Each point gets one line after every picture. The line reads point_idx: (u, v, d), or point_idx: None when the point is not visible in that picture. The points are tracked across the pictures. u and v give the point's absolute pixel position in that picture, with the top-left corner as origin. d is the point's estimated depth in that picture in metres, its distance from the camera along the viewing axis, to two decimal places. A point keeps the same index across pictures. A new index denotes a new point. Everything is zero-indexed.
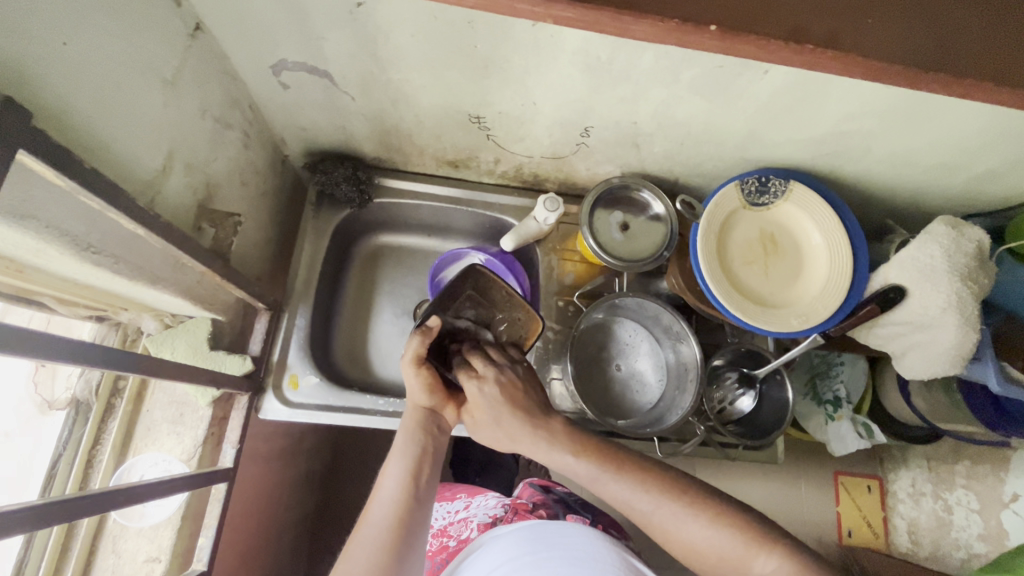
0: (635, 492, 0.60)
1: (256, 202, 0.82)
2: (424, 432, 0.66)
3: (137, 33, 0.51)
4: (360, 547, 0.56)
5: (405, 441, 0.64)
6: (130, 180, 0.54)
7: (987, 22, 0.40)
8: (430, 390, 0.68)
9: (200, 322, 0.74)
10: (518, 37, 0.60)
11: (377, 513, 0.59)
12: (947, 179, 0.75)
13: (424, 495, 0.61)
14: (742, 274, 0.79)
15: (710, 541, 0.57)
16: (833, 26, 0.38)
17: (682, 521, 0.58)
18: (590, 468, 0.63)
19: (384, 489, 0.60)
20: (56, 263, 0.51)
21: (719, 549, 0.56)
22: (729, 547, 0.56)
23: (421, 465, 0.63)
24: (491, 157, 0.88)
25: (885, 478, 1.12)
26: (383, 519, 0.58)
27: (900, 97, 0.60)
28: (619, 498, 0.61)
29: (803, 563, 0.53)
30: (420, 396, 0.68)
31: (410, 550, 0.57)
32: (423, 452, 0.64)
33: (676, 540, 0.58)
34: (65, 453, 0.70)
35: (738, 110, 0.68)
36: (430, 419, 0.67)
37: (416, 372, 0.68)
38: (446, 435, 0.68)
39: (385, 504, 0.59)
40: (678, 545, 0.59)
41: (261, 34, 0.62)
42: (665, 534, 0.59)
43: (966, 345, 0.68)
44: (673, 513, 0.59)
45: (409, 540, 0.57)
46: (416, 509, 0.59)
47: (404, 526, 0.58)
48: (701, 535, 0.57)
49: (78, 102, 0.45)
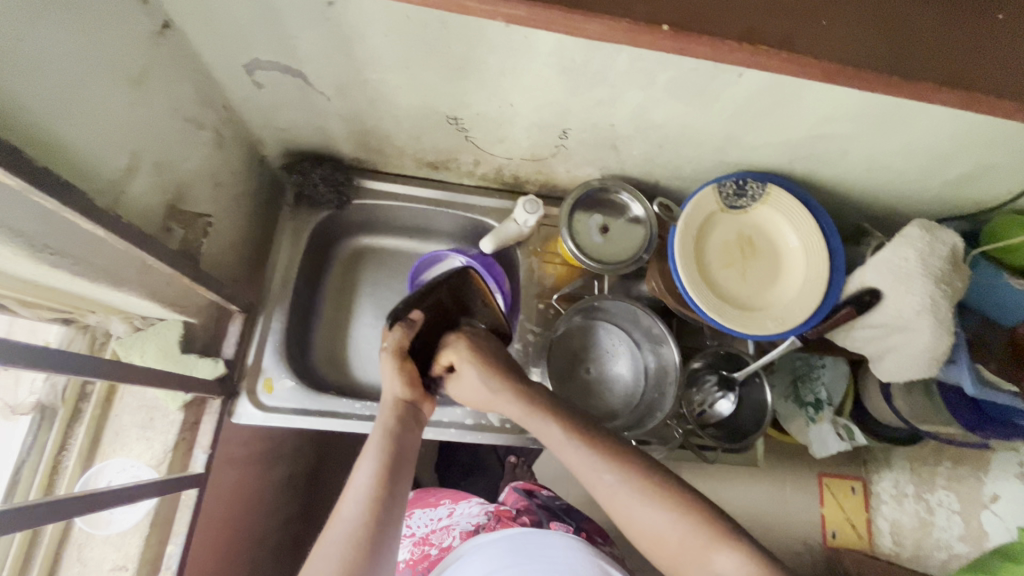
0: (600, 464, 0.60)
1: (231, 203, 0.81)
2: (399, 428, 0.65)
3: (99, 31, 0.50)
4: (331, 544, 0.54)
5: (380, 436, 0.64)
6: (92, 181, 0.52)
7: (947, 25, 0.40)
8: (409, 381, 0.70)
9: (172, 325, 0.73)
10: (492, 38, 0.59)
11: (350, 508, 0.56)
12: (923, 183, 0.76)
13: (398, 489, 0.59)
14: (720, 277, 0.79)
15: (670, 526, 0.56)
16: (793, 28, 0.38)
17: (643, 504, 0.57)
18: (561, 433, 0.64)
19: (356, 484, 0.58)
20: (12, 264, 0.50)
21: (677, 536, 0.55)
22: (688, 536, 0.55)
23: (396, 461, 0.61)
24: (471, 158, 0.87)
25: (869, 479, 1.12)
26: (356, 515, 0.56)
27: (873, 101, 0.61)
28: (585, 469, 0.61)
29: (762, 562, 0.52)
30: (400, 389, 0.69)
31: (385, 546, 0.55)
32: (398, 448, 0.63)
33: (634, 523, 0.57)
34: (29, 459, 0.68)
35: (714, 113, 0.68)
36: (408, 410, 0.69)
37: (397, 364, 0.70)
38: (420, 431, 0.68)
39: (358, 500, 0.57)
40: (637, 529, 0.57)
41: (231, 33, 0.61)
42: (623, 515, 0.58)
43: (941, 348, 0.68)
44: (634, 492, 0.58)
45: (383, 537, 0.55)
46: (390, 505, 0.57)
47: (377, 521, 0.55)
48: (659, 520, 0.56)
49: (33, 100, 0.44)
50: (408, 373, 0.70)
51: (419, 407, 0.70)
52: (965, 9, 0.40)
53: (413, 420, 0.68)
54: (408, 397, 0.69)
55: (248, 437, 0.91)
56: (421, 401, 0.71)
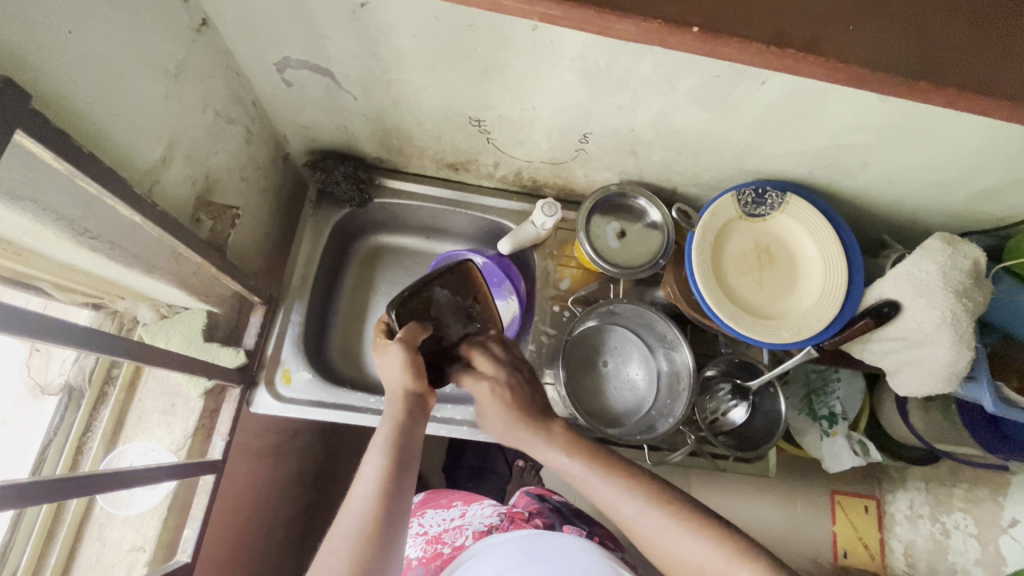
0: (622, 494, 0.61)
1: (256, 198, 0.83)
2: (407, 422, 0.65)
3: (143, 26, 0.52)
4: (340, 539, 0.55)
5: (388, 432, 0.63)
6: (129, 169, 0.55)
7: (972, 34, 0.40)
8: (418, 373, 0.68)
9: (196, 313, 0.75)
10: (517, 41, 0.60)
11: (358, 503, 0.57)
12: (945, 196, 0.75)
13: (403, 484, 0.59)
14: (736, 284, 0.79)
15: (693, 551, 0.56)
16: (817, 31, 0.39)
17: (669, 534, 0.58)
18: (580, 468, 0.64)
19: (363, 479, 0.59)
20: (52, 246, 0.52)
21: (700, 561, 0.56)
22: (710, 560, 0.55)
23: (403, 458, 0.61)
24: (491, 160, 0.89)
25: (882, 498, 1.10)
26: (365, 511, 0.56)
27: (898, 110, 0.61)
28: (605, 500, 0.62)
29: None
30: (409, 381, 0.68)
31: (391, 542, 0.55)
32: (405, 444, 0.62)
33: (665, 550, 0.58)
34: (55, 440, 0.70)
35: (735, 121, 0.68)
36: (414, 404, 0.67)
37: (408, 357, 0.68)
38: (425, 424, 0.67)
39: (365, 494, 0.57)
40: (659, 554, 0.58)
41: (265, 31, 0.63)
42: (642, 539, 0.60)
43: (960, 363, 0.67)
44: (653, 519, 0.59)
45: (391, 534, 0.56)
46: (398, 501, 0.58)
47: (386, 516, 0.56)
48: (680, 544, 0.57)
49: (78, 90, 0.46)
50: (417, 366, 0.68)
51: (426, 398, 0.69)
52: (989, 22, 0.41)
53: (419, 411, 0.67)
54: (416, 389, 0.68)
55: (263, 429, 0.92)
56: (427, 393, 0.69)
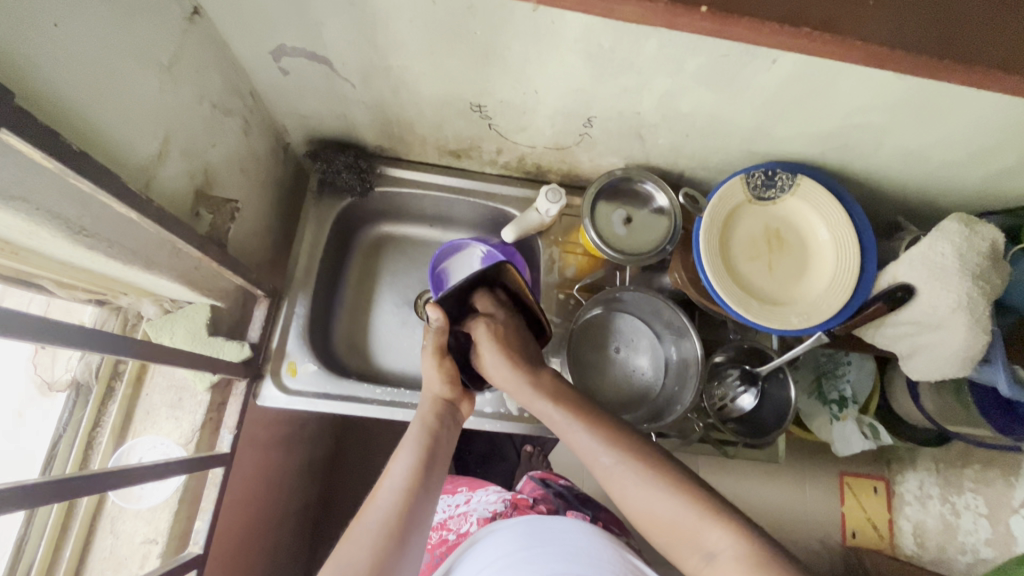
0: (599, 446, 0.62)
1: (256, 189, 0.82)
2: (436, 426, 0.70)
3: (133, 17, 0.50)
4: (363, 528, 0.57)
5: (418, 431, 0.68)
6: (125, 166, 0.54)
7: (990, 14, 0.40)
8: (448, 380, 0.74)
9: (200, 308, 0.74)
10: (517, 25, 0.58)
11: (385, 495, 0.60)
12: (964, 175, 0.73)
13: (431, 485, 0.63)
14: (745, 270, 0.77)
15: (667, 507, 0.56)
16: (833, 9, 0.38)
17: (639, 486, 0.58)
18: (565, 417, 0.67)
19: (393, 474, 0.63)
20: (49, 245, 0.51)
21: (673, 517, 0.55)
22: (681, 516, 0.55)
23: (433, 458, 0.65)
24: (494, 147, 0.87)
25: (892, 479, 1.09)
26: (391, 503, 0.59)
27: (916, 88, 0.58)
28: (586, 449, 0.63)
29: (756, 541, 0.51)
30: (438, 387, 0.74)
31: (410, 541, 0.58)
32: (433, 445, 0.67)
33: (632, 503, 0.58)
34: (65, 434, 0.71)
35: (744, 101, 0.66)
36: (446, 412, 0.73)
37: (438, 364, 0.75)
38: (456, 431, 0.72)
39: (393, 489, 0.61)
40: (636, 511, 0.58)
41: (259, 19, 0.61)
42: (625, 500, 0.59)
43: (976, 347, 0.66)
44: (632, 472, 0.59)
45: (413, 526, 0.59)
46: (424, 496, 0.61)
47: (411, 509, 0.59)
48: (653, 500, 0.57)
49: (68, 86, 0.45)
50: (446, 371, 0.75)
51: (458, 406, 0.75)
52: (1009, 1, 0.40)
53: (451, 419, 0.73)
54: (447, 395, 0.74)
55: (273, 420, 0.93)
56: (460, 400, 0.76)
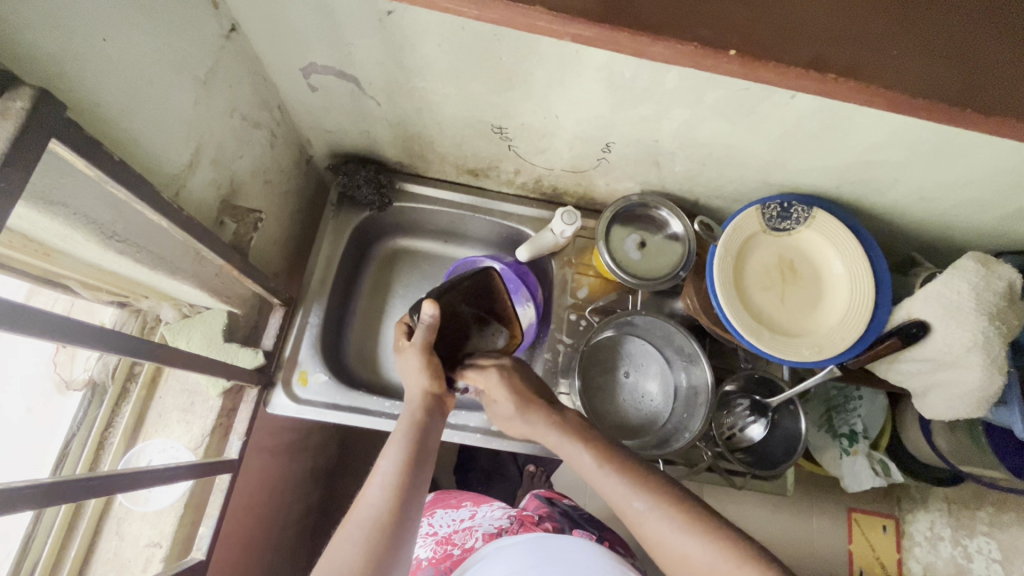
0: (630, 490, 0.60)
1: (278, 200, 0.84)
2: (426, 421, 0.66)
3: (174, 33, 0.52)
4: (356, 527, 0.54)
5: (407, 427, 0.65)
6: (157, 174, 0.55)
7: (1006, 66, 0.41)
8: (436, 374, 0.69)
9: (217, 314, 0.75)
10: (543, 52, 0.60)
11: (375, 493, 0.57)
12: (982, 214, 0.72)
13: (420, 480, 0.60)
14: (757, 300, 0.77)
15: (702, 553, 0.55)
16: (854, 57, 0.39)
17: (677, 533, 0.57)
18: (592, 460, 0.64)
19: (381, 471, 0.59)
20: (81, 249, 0.53)
21: (706, 562, 0.55)
22: (716, 563, 0.54)
23: (421, 455, 0.62)
24: (512, 168, 0.88)
25: (901, 518, 1.07)
26: (381, 501, 0.56)
27: (933, 129, 0.59)
28: (615, 493, 0.61)
29: None
30: (426, 381, 0.69)
31: (402, 540, 0.55)
32: (421, 441, 0.64)
33: (669, 548, 0.57)
34: (79, 433, 0.72)
35: (763, 134, 0.67)
36: (433, 403, 0.69)
37: (426, 361, 0.69)
38: (443, 425, 0.69)
39: (383, 485, 0.58)
40: (667, 554, 0.57)
41: (293, 38, 0.63)
42: (656, 543, 0.58)
43: (991, 389, 0.65)
44: (666, 519, 0.58)
45: (404, 524, 0.56)
46: (414, 496, 0.58)
47: (403, 508, 0.56)
48: (688, 545, 0.56)
49: (110, 97, 0.47)
50: (434, 367, 0.69)
51: (444, 399, 0.71)
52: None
53: (437, 411, 0.69)
54: (435, 390, 0.70)
55: (279, 427, 0.93)
56: (445, 393, 0.71)
